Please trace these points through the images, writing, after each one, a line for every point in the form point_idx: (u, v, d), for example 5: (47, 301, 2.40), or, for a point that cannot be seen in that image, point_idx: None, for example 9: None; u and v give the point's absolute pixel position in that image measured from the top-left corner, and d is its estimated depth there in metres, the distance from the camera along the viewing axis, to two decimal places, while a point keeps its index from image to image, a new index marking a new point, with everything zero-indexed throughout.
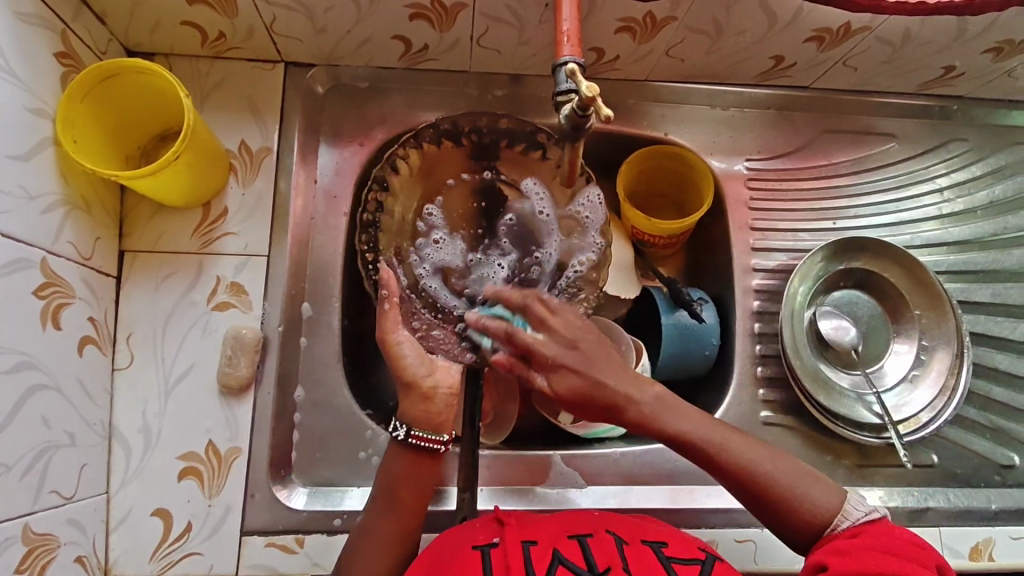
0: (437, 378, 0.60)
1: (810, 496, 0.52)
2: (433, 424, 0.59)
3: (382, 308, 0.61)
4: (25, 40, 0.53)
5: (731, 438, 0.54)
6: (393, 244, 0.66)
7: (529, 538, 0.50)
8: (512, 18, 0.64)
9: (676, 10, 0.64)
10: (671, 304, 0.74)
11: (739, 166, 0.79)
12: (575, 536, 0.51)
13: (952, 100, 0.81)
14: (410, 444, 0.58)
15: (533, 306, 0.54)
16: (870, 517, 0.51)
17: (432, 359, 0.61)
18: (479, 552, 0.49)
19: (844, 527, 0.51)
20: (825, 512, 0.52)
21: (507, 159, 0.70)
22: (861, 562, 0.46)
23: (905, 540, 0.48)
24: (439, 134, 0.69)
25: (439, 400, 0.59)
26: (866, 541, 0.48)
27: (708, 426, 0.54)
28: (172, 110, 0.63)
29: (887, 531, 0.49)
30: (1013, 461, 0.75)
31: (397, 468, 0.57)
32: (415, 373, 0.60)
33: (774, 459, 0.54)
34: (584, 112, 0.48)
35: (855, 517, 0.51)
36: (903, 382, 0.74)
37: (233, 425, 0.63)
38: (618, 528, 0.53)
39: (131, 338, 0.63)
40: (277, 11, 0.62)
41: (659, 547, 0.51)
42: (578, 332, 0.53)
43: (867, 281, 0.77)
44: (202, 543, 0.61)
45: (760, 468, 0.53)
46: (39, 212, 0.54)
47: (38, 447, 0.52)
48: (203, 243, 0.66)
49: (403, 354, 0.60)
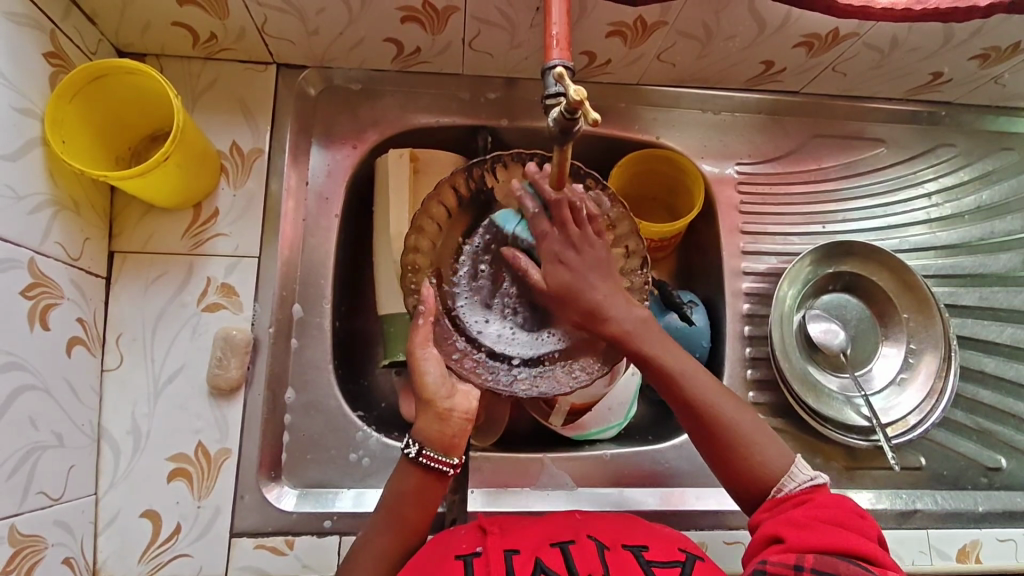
0: (455, 402, 0.56)
1: (764, 453, 0.53)
2: (445, 446, 0.56)
3: (415, 323, 0.57)
4: (13, 40, 0.53)
5: (699, 375, 0.55)
6: (433, 271, 0.63)
7: (512, 546, 0.51)
8: (502, 21, 0.65)
9: (666, 15, 0.64)
10: (661, 307, 0.75)
11: (730, 169, 0.79)
12: (558, 543, 0.51)
13: (940, 106, 0.82)
14: (422, 463, 0.55)
15: (564, 209, 0.56)
16: (814, 480, 0.52)
17: (455, 381, 0.57)
18: (462, 561, 0.50)
19: (791, 489, 0.52)
20: (772, 471, 0.53)
21: (502, 186, 0.64)
22: (814, 535, 0.48)
23: (847, 510, 0.50)
24: (472, 170, 0.64)
25: (454, 422, 0.56)
26: (814, 513, 0.50)
27: (681, 360, 0.56)
28: (162, 109, 0.63)
29: (833, 501, 0.51)
30: (999, 463, 0.76)
31: (405, 484, 0.55)
32: (435, 393, 0.56)
33: (738, 410, 0.55)
34: (572, 114, 0.47)
35: (801, 479, 0.52)
36: (890, 385, 0.75)
37: (223, 427, 0.63)
38: (599, 533, 0.54)
39: (120, 339, 0.63)
40: (269, 12, 0.63)
41: (639, 551, 0.52)
42: (588, 244, 0.56)
43: (855, 284, 0.77)
44: (190, 545, 0.61)
45: (723, 415, 0.54)
46: (27, 212, 0.53)
47: (25, 447, 0.52)
48: (194, 243, 0.66)
49: (427, 372, 0.56)
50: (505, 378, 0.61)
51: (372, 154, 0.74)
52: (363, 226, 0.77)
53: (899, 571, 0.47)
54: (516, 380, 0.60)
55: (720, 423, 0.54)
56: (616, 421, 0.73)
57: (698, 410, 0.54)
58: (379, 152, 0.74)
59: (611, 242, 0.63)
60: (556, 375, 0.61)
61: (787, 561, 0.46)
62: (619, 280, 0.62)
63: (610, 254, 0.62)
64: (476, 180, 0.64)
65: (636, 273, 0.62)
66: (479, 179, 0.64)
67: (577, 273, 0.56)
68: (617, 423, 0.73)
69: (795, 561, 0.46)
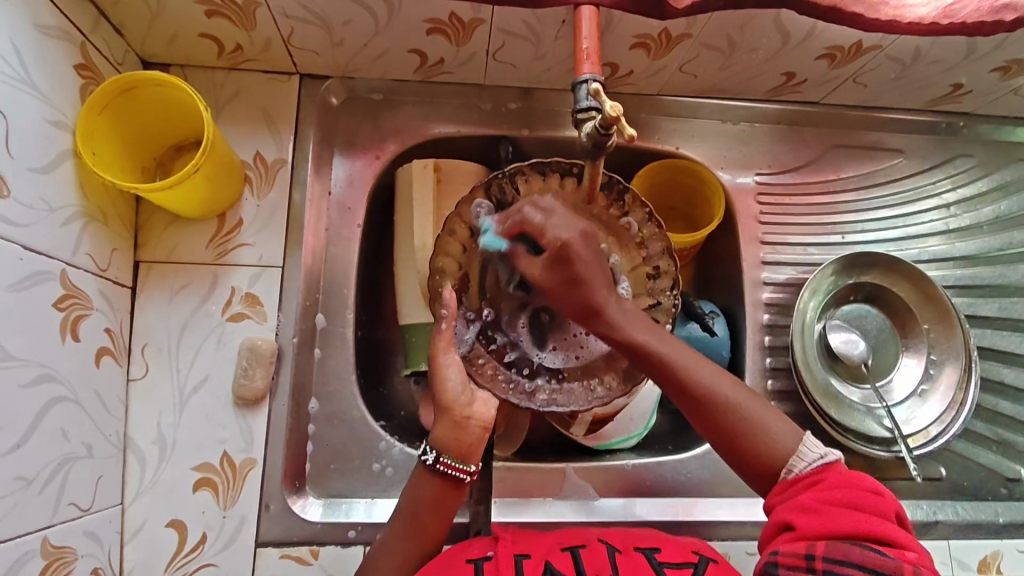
0: (473, 410, 0.57)
1: (770, 433, 0.51)
2: (462, 453, 0.56)
3: (439, 327, 0.59)
4: (46, 53, 0.53)
5: (691, 357, 0.54)
6: (458, 278, 0.64)
7: (523, 551, 0.51)
8: (527, 34, 0.65)
9: (691, 28, 0.64)
10: (683, 316, 0.76)
11: (749, 179, 0.79)
12: (568, 548, 0.51)
13: (958, 116, 0.82)
14: (438, 470, 0.55)
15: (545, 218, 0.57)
16: (825, 458, 0.50)
17: (473, 390, 0.59)
18: (473, 565, 0.50)
19: (800, 470, 0.50)
20: (782, 451, 0.51)
21: (538, 193, 0.64)
22: (825, 521, 0.46)
23: (862, 488, 0.48)
24: (509, 176, 0.63)
25: (471, 431, 0.57)
26: (825, 495, 0.48)
27: (669, 341, 0.54)
28: (189, 121, 0.64)
29: (847, 480, 0.49)
30: (1020, 475, 0.76)
31: (424, 492, 0.55)
32: (453, 399, 0.57)
33: (738, 392, 0.53)
34: (606, 129, 0.48)
35: (810, 458, 0.50)
36: (912, 396, 0.75)
37: (248, 437, 0.63)
38: (610, 537, 0.54)
39: (146, 349, 0.63)
40: (295, 24, 0.63)
41: (652, 553, 0.52)
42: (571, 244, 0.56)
43: (876, 295, 0.77)
44: (216, 555, 0.61)
45: (721, 397, 0.52)
46: (59, 224, 0.54)
47: (57, 459, 0.52)
48: (219, 254, 0.66)
49: (448, 379, 0.58)
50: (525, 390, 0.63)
51: (394, 164, 0.75)
52: (383, 235, 0.77)
53: (920, 552, 0.45)
54: (536, 391, 0.63)
55: (722, 410, 0.52)
56: (636, 431, 0.74)
57: (700, 401, 0.52)
58: (400, 162, 0.75)
59: (643, 259, 0.65)
60: (573, 390, 0.63)
61: (799, 551, 0.45)
62: (645, 297, 0.65)
63: (640, 272, 0.65)
64: (513, 186, 0.63)
65: (665, 292, 0.65)
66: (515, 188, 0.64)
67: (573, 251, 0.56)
68: (636, 433, 0.74)
69: (806, 552, 0.45)
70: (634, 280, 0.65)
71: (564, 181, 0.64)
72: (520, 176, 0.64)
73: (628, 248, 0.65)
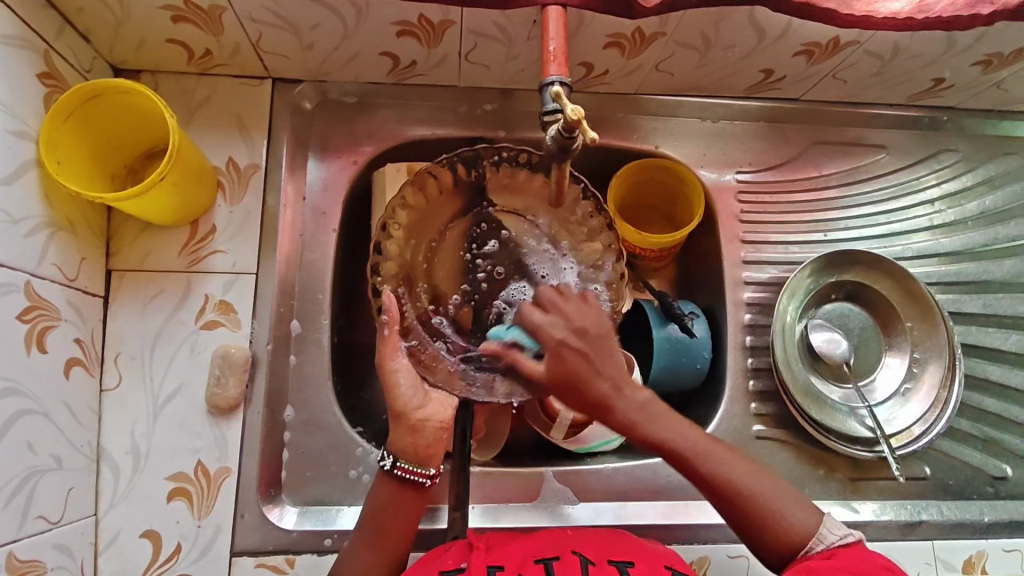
0: (428, 411, 0.58)
1: (793, 516, 0.54)
2: (419, 457, 0.57)
3: (382, 334, 0.57)
4: (7, 62, 0.53)
5: (714, 449, 0.55)
6: (402, 278, 0.64)
7: (496, 563, 0.51)
8: (499, 35, 0.64)
9: (664, 25, 0.63)
10: (663, 317, 0.75)
11: (729, 177, 0.79)
12: (541, 559, 0.51)
13: (943, 110, 0.81)
14: (396, 475, 0.56)
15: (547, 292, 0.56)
16: (844, 540, 0.53)
17: (429, 390, 0.59)
18: None
19: (819, 550, 0.53)
20: (805, 532, 0.53)
21: (491, 183, 0.67)
22: None
23: (875, 566, 0.50)
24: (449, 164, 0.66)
25: (428, 432, 0.57)
26: (835, 564, 0.50)
27: (694, 436, 0.55)
28: (157, 128, 0.63)
29: (861, 557, 0.51)
30: (1005, 473, 0.75)
31: (382, 498, 0.56)
32: (407, 404, 0.57)
33: (772, 485, 0.55)
34: (570, 132, 0.48)
35: (830, 539, 0.53)
36: (894, 396, 0.74)
37: (223, 445, 0.63)
38: (585, 548, 0.53)
39: (118, 359, 0.63)
40: (263, 28, 0.62)
41: (625, 567, 0.51)
42: (585, 322, 0.54)
43: (858, 293, 0.77)
44: (191, 564, 0.60)
45: (744, 485, 0.54)
46: (23, 236, 0.53)
47: (22, 473, 0.52)
48: (191, 261, 0.66)
49: (400, 384, 0.57)
50: (486, 382, 0.62)
51: (369, 168, 0.74)
52: (362, 240, 0.77)
53: None
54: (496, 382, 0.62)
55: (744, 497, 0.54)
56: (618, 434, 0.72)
57: (723, 490, 0.54)
58: (375, 165, 0.74)
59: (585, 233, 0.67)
60: None
61: None
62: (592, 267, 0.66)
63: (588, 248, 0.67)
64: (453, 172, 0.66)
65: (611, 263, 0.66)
66: (460, 174, 0.66)
67: (585, 356, 0.53)
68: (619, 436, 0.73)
69: None
70: (584, 257, 0.67)
71: (515, 173, 0.67)
72: (454, 163, 0.66)
73: (571, 227, 0.67)
